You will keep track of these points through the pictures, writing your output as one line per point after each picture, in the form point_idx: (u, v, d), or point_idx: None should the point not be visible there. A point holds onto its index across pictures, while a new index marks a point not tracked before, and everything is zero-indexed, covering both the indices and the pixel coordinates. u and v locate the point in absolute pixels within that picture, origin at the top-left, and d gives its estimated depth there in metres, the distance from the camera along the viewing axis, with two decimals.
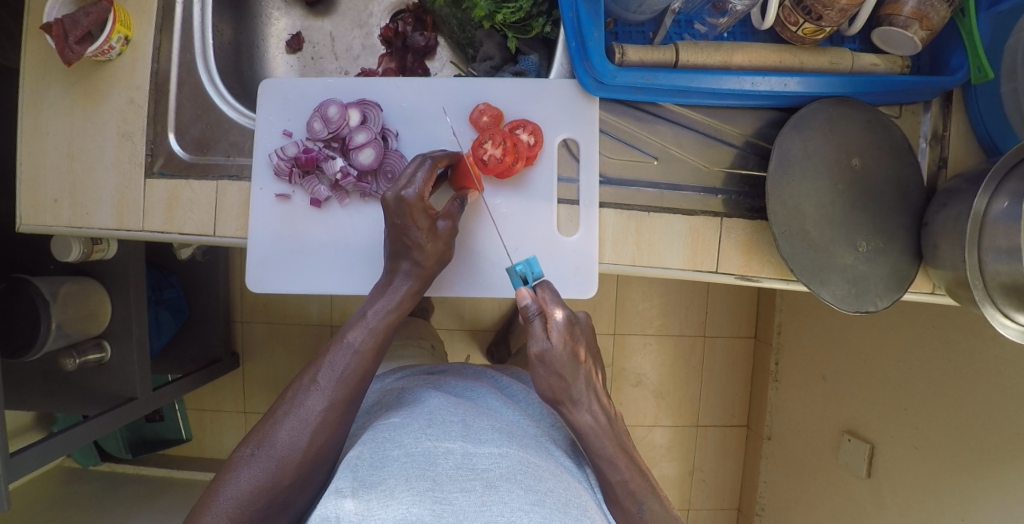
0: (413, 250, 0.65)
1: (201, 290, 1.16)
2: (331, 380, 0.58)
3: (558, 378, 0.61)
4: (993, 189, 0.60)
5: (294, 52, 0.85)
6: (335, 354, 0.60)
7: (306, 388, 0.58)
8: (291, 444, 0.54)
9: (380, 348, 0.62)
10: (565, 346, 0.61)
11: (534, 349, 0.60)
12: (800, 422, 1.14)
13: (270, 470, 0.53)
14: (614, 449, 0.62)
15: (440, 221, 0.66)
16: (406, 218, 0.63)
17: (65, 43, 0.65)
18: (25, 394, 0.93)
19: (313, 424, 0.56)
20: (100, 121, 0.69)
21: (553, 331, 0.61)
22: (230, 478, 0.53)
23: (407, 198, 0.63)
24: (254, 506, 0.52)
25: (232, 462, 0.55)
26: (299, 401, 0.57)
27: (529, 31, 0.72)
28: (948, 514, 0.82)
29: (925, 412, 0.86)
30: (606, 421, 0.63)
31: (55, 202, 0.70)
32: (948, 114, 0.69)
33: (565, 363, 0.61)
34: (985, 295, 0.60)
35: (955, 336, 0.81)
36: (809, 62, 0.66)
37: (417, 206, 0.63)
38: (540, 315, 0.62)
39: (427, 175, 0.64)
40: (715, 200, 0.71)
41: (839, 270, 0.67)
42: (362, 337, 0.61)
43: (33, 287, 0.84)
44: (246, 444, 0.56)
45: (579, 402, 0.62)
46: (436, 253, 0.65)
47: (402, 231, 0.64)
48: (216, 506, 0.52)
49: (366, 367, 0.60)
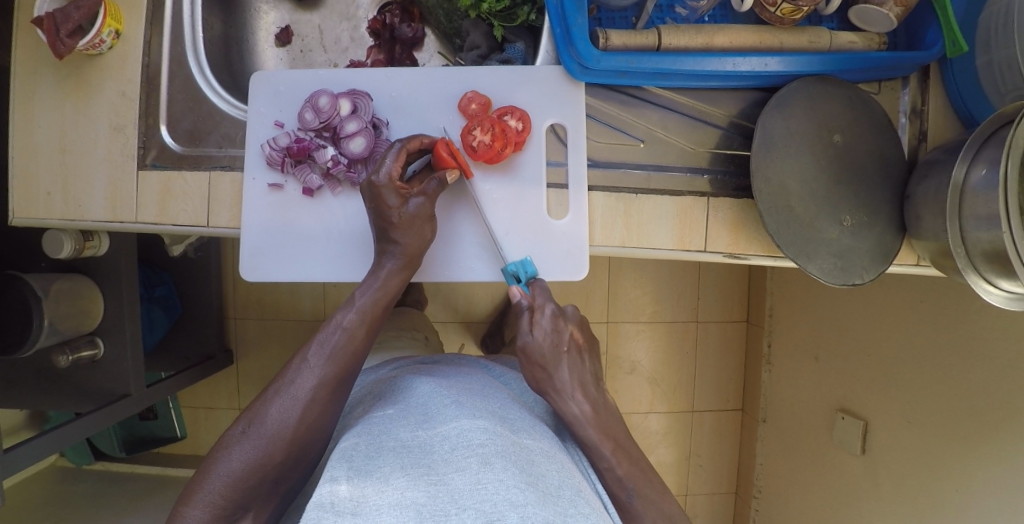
0: (391, 231, 0.66)
1: (196, 290, 1.16)
2: (321, 358, 0.58)
3: (541, 366, 0.65)
4: (971, 159, 0.61)
5: (283, 45, 0.86)
6: (324, 333, 0.60)
7: (297, 366, 0.58)
8: (280, 422, 0.55)
9: (369, 329, 0.62)
10: (548, 338, 0.66)
11: (520, 341, 0.66)
12: (794, 405, 1.15)
13: (260, 448, 0.54)
14: (598, 435, 0.63)
15: (413, 199, 0.67)
16: (377, 199, 0.65)
17: (56, 36, 0.65)
18: (17, 390, 0.93)
19: (303, 402, 0.56)
20: (92, 113, 0.70)
21: (537, 325, 0.66)
22: (222, 457, 0.54)
23: (376, 181, 0.65)
24: (245, 484, 0.53)
25: (224, 442, 0.55)
26: (290, 380, 0.57)
27: (513, 19, 0.74)
28: (943, 487, 0.83)
29: (917, 387, 0.87)
30: (591, 412, 0.64)
31: (47, 194, 0.71)
32: (926, 89, 0.70)
33: (548, 352, 0.65)
34: (968, 264, 0.62)
35: (942, 310, 0.82)
36: (788, 42, 0.68)
37: (387, 187, 0.65)
38: (529, 310, 0.68)
39: (394, 161, 0.66)
40: (702, 180, 0.72)
41: (825, 244, 0.68)
42: (350, 316, 0.61)
43: (26, 285, 0.84)
44: (237, 423, 0.56)
45: (563, 392, 0.64)
46: (416, 234, 0.67)
47: (379, 213, 0.66)
48: (208, 483, 0.52)
49: (355, 346, 0.61)
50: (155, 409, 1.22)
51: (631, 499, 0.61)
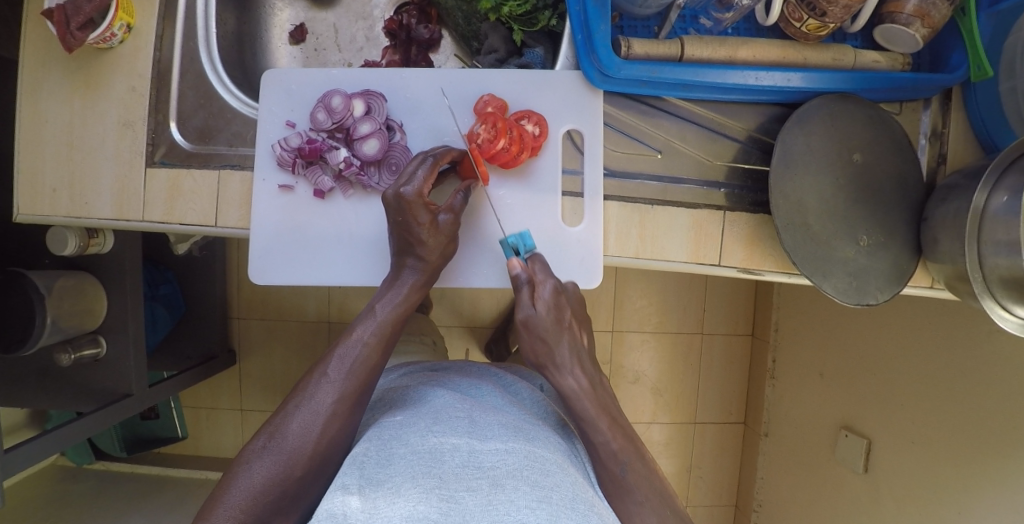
0: (416, 246, 0.64)
1: (199, 285, 1.15)
2: (342, 372, 0.57)
3: (542, 342, 0.66)
4: (992, 185, 0.61)
5: (297, 43, 0.85)
6: (344, 346, 0.59)
7: (317, 381, 0.57)
8: (303, 436, 0.54)
9: (388, 341, 0.61)
10: (550, 313, 0.66)
11: (520, 315, 0.66)
12: (796, 419, 1.15)
13: (281, 462, 0.53)
14: (595, 410, 0.64)
15: (440, 216, 0.65)
16: (407, 215, 0.63)
17: (67, 30, 0.64)
18: (18, 389, 0.91)
19: (324, 416, 0.55)
20: (101, 110, 0.69)
21: (538, 299, 0.66)
22: (242, 472, 0.53)
23: (405, 195, 0.63)
24: (266, 497, 0.52)
25: (245, 456, 0.54)
26: (310, 394, 0.56)
27: (535, 23, 0.73)
28: (945, 508, 0.83)
29: (921, 408, 0.87)
30: (589, 386, 0.65)
31: (54, 191, 0.69)
32: (948, 111, 0.70)
33: (549, 328, 0.66)
34: (984, 289, 0.62)
35: (952, 331, 0.82)
36: (812, 58, 0.67)
37: (416, 203, 0.63)
38: (528, 284, 0.67)
39: (427, 173, 0.64)
40: (718, 194, 0.71)
41: (840, 263, 0.68)
42: (370, 330, 0.60)
43: (29, 281, 0.82)
44: (258, 437, 0.55)
45: (562, 366, 0.65)
46: (439, 248, 0.65)
47: (404, 228, 0.64)
48: (230, 497, 0.51)
49: (375, 359, 0.60)
50: (156, 409, 1.22)
51: (625, 472, 0.61)
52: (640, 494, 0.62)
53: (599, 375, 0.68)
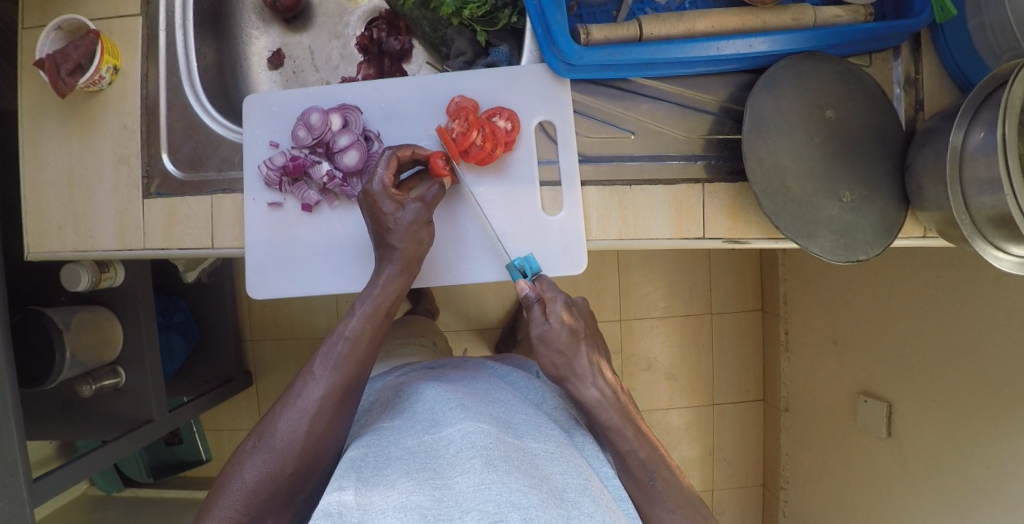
0: (390, 237, 0.66)
1: (213, 313, 1.19)
2: (326, 369, 0.59)
3: (560, 355, 0.64)
4: (968, 123, 0.60)
5: (276, 68, 0.89)
6: (329, 344, 0.61)
7: (303, 379, 0.59)
8: (290, 435, 0.56)
9: (374, 336, 0.63)
10: (564, 326, 0.65)
11: (535, 331, 0.65)
12: (815, 392, 1.12)
13: (272, 461, 0.55)
14: (619, 418, 0.63)
15: (411, 204, 0.67)
16: (372, 210, 0.66)
17: (58, 76, 0.68)
18: (47, 425, 0.96)
19: (310, 413, 0.57)
20: (95, 147, 0.73)
21: (551, 313, 0.65)
22: (235, 472, 0.55)
23: (370, 190, 0.66)
24: (259, 497, 0.54)
25: (238, 457, 0.56)
26: (297, 392, 0.58)
27: (497, 23, 0.75)
28: (973, 465, 0.80)
29: (938, 364, 0.85)
30: (612, 394, 0.65)
31: (59, 228, 0.73)
32: (919, 57, 0.69)
33: (565, 342, 0.64)
34: (975, 231, 0.60)
35: (958, 282, 0.80)
36: (772, 21, 0.68)
37: (381, 195, 0.66)
38: (539, 302, 0.66)
39: (387, 167, 0.67)
40: (696, 167, 0.71)
41: (825, 222, 0.67)
42: (352, 326, 0.62)
43: (46, 317, 0.86)
44: (249, 437, 0.57)
45: (583, 377, 0.64)
46: (414, 237, 0.67)
47: (377, 222, 0.66)
48: (224, 498, 0.54)
49: (359, 355, 0.61)
50: (179, 434, 1.26)
51: (654, 480, 0.62)
52: (633, 466, 0.62)
53: (616, 379, 0.68)
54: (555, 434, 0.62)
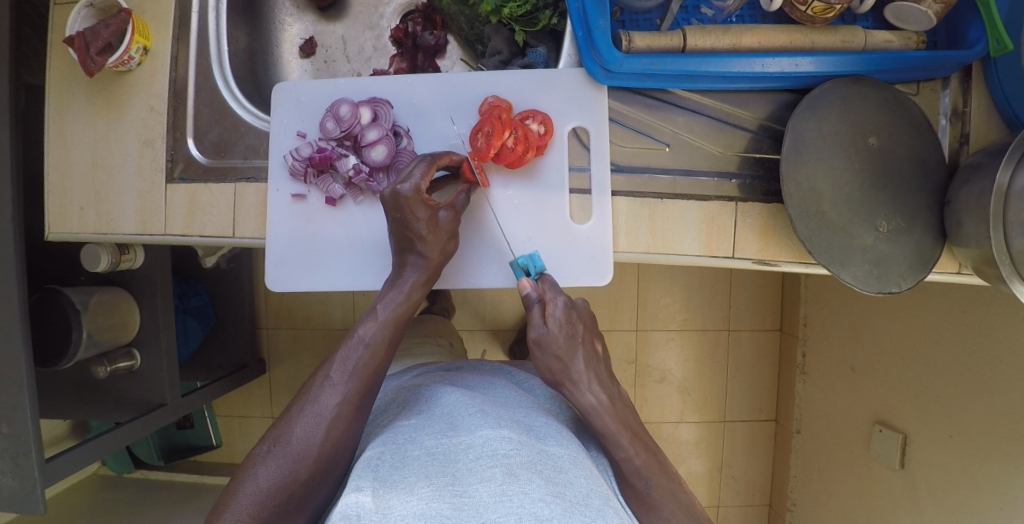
0: (416, 242, 0.65)
1: (227, 297, 1.18)
2: (344, 374, 0.59)
3: (557, 359, 0.64)
4: (1016, 162, 0.58)
5: (307, 56, 0.87)
6: (347, 349, 0.61)
7: (320, 384, 0.59)
8: (306, 441, 0.55)
9: (392, 342, 0.62)
10: (563, 330, 0.64)
11: (532, 334, 0.64)
12: (829, 415, 1.12)
13: (286, 466, 0.54)
14: (617, 426, 0.62)
15: (441, 212, 0.66)
16: (405, 211, 0.64)
17: (87, 55, 0.67)
18: (57, 402, 0.96)
19: (328, 419, 0.57)
20: (122, 130, 0.72)
21: (550, 317, 0.65)
22: (249, 477, 0.54)
23: (403, 192, 0.63)
24: (272, 502, 0.53)
25: (251, 461, 0.56)
26: (314, 397, 0.58)
27: (536, 23, 0.73)
28: (987, 503, 0.79)
29: (958, 399, 0.84)
30: (608, 400, 0.64)
31: (81, 210, 0.72)
32: (969, 89, 0.67)
33: (563, 345, 0.64)
34: (1013, 272, 0.59)
35: (987, 318, 0.79)
36: (819, 41, 0.66)
37: (414, 199, 0.63)
38: (539, 303, 0.66)
39: (424, 169, 0.65)
40: (730, 185, 0.70)
41: (859, 251, 0.66)
42: (372, 330, 0.62)
43: (64, 296, 0.86)
44: (264, 442, 0.57)
45: (579, 383, 0.64)
46: (439, 244, 0.66)
47: (404, 224, 0.64)
48: (237, 503, 0.53)
49: (376, 359, 0.61)
50: (191, 418, 1.25)
51: (648, 488, 0.61)
52: (650, 487, 0.62)
53: (613, 383, 0.67)
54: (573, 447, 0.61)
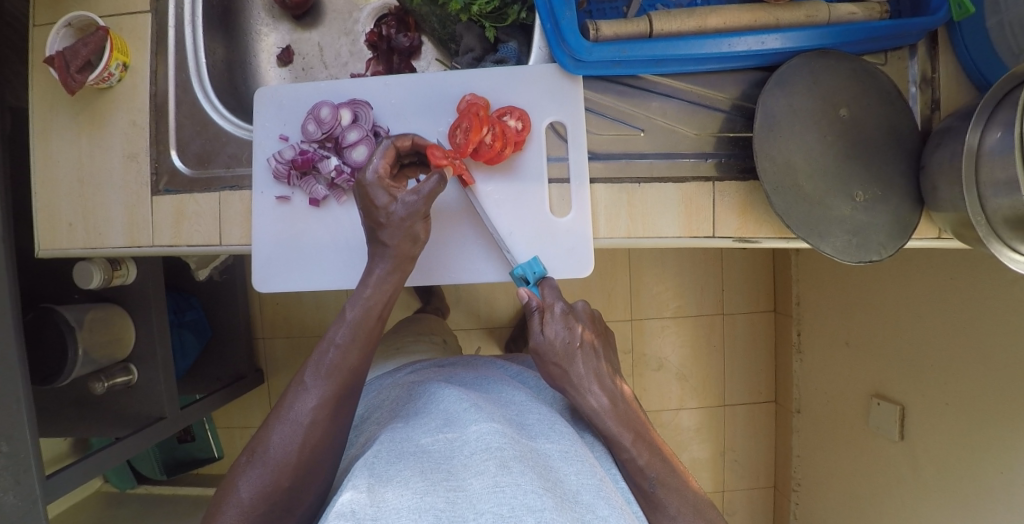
0: (382, 232, 0.65)
1: (223, 310, 1.19)
2: (317, 378, 0.59)
3: (556, 364, 0.64)
4: (985, 122, 0.59)
5: (286, 65, 0.89)
6: (319, 353, 0.60)
7: (295, 390, 0.59)
8: (285, 449, 0.55)
9: (364, 343, 0.62)
10: (561, 336, 0.64)
11: (531, 342, 0.64)
12: (827, 393, 1.12)
13: (267, 476, 0.55)
14: (619, 426, 0.62)
15: (407, 196, 0.65)
16: (366, 198, 0.65)
17: (68, 73, 0.69)
18: (59, 421, 0.97)
19: (304, 425, 0.56)
20: (105, 145, 0.73)
21: (547, 323, 0.65)
22: (231, 490, 0.55)
23: (363, 180, 0.65)
24: (257, 512, 0.54)
25: (233, 473, 0.56)
26: (289, 405, 0.58)
27: (506, 18, 0.74)
28: (987, 469, 0.79)
29: (951, 367, 0.84)
30: (611, 404, 0.63)
31: (69, 225, 0.74)
32: (936, 56, 0.68)
33: (561, 351, 0.64)
34: (990, 231, 0.59)
35: (974, 283, 0.79)
36: (784, 18, 0.67)
37: (374, 184, 0.65)
38: (539, 310, 0.66)
39: (382, 160, 0.67)
40: (707, 165, 0.71)
41: (837, 222, 0.66)
42: (342, 333, 0.61)
43: (59, 315, 0.87)
44: (243, 454, 0.57)
45: (580, 386, 0.63)
46: (408, 231, 0.65)
47: (369, 214, 0.65)
48: (221, 516, 0.54)
49: (349, 359, 0.60)
50: (192, 430, 1.26)
51: (654, 487, 0.61)
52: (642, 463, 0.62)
53: (619, 385, 0.66)
54: (568, 435, 0.62)
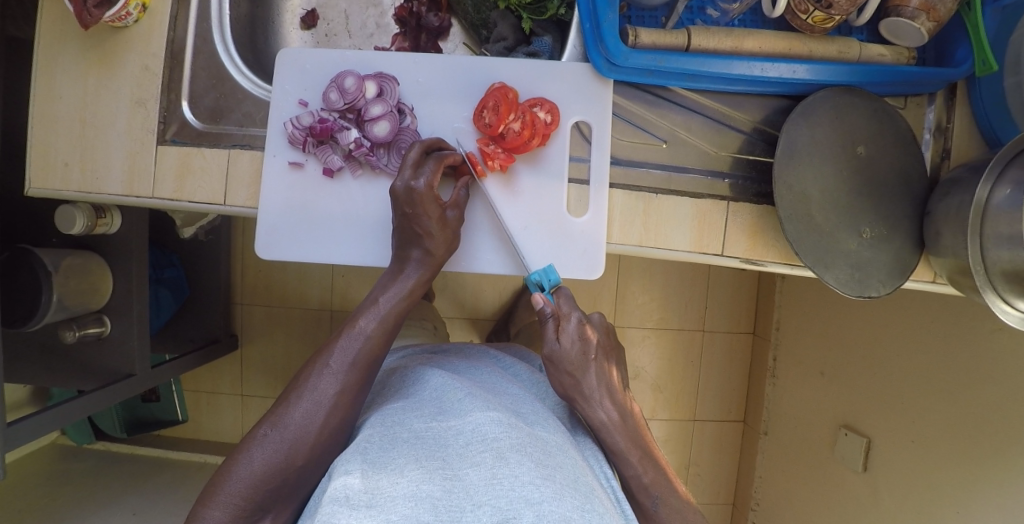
0: (423, 238, 0.66)
1: (205, 271, 1.16)
2: (342, 364, 0.60)
3: (570, 376, 0.63)
4: (995, 178, 0.61)
5: (308, 28, 0.87)
6: (346, 339, 0.61)
7: (317, 371, 0.59)
8: (306, 426, 0.56)
9: (389, 333, 0.63)
10: (576, 347, 0.63)
11: (545, 351, 0.64)
12: (796, 418, 1.15)
13: (282, 451, 0.55)
14: (631, 443, 0.63)
15: (449, 211, 0.68)
16: (417, 208, 0.65)
17: (83, 7, 0.65)
18: (23, 367, 0.93)
19: (326, 407, 0.58)
20: (114, 86, 0.70)
21: (562, 333, 0.63)
22: (243, 460, 0.55)
23: (417, 188, 0.65)
24: (265, 486, 0.55)
25: (246, 444, 0.57)
26: (311, 384, 0.59)
27: (542, 12, 0.74)
28: (945, 507, 0.83)
29: (922, 406, 0.87)
30: (620, 418, 0.63)
31: (66, 166, 0.70)
32: (952, 107, 0.71)
33: (575, 362, 0.63)
34: (986, 282, 0.61)
35: (953, 329, 0.82)
36: (817, 50, 0.68)
37: (427, 196, 0.65)
38: (552, 319, 0.64)
39: (435, 167, 0.67)
40: (723, 184, 0.72)
41: (842, 255, 0.68)
42: (373, 324, 0.62)
43: (36, 258, 0.83)
44: (260, 426, 0.57)
45: (592, 399, 0.63)
46: (446, 242, 0.68)
47: (413, 219, 0.66)
48: (230, 486, 0.54)
49: (377, 350, 0.62)
50: (158, 391, 1.24)
51: (658, 507, 0.62)
52: (635, 469, 0.62)
53: (627, 398, 0.67)
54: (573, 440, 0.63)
